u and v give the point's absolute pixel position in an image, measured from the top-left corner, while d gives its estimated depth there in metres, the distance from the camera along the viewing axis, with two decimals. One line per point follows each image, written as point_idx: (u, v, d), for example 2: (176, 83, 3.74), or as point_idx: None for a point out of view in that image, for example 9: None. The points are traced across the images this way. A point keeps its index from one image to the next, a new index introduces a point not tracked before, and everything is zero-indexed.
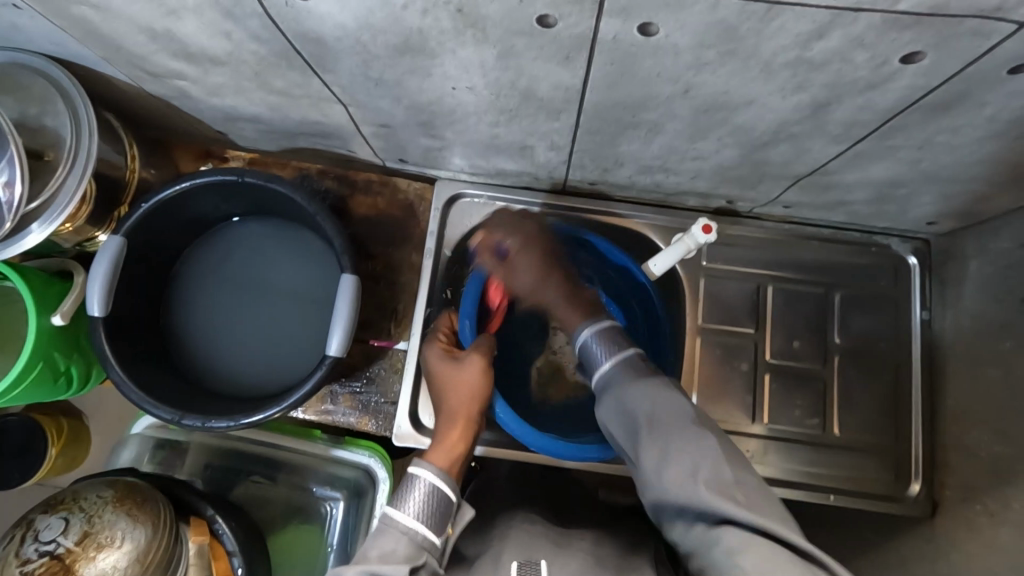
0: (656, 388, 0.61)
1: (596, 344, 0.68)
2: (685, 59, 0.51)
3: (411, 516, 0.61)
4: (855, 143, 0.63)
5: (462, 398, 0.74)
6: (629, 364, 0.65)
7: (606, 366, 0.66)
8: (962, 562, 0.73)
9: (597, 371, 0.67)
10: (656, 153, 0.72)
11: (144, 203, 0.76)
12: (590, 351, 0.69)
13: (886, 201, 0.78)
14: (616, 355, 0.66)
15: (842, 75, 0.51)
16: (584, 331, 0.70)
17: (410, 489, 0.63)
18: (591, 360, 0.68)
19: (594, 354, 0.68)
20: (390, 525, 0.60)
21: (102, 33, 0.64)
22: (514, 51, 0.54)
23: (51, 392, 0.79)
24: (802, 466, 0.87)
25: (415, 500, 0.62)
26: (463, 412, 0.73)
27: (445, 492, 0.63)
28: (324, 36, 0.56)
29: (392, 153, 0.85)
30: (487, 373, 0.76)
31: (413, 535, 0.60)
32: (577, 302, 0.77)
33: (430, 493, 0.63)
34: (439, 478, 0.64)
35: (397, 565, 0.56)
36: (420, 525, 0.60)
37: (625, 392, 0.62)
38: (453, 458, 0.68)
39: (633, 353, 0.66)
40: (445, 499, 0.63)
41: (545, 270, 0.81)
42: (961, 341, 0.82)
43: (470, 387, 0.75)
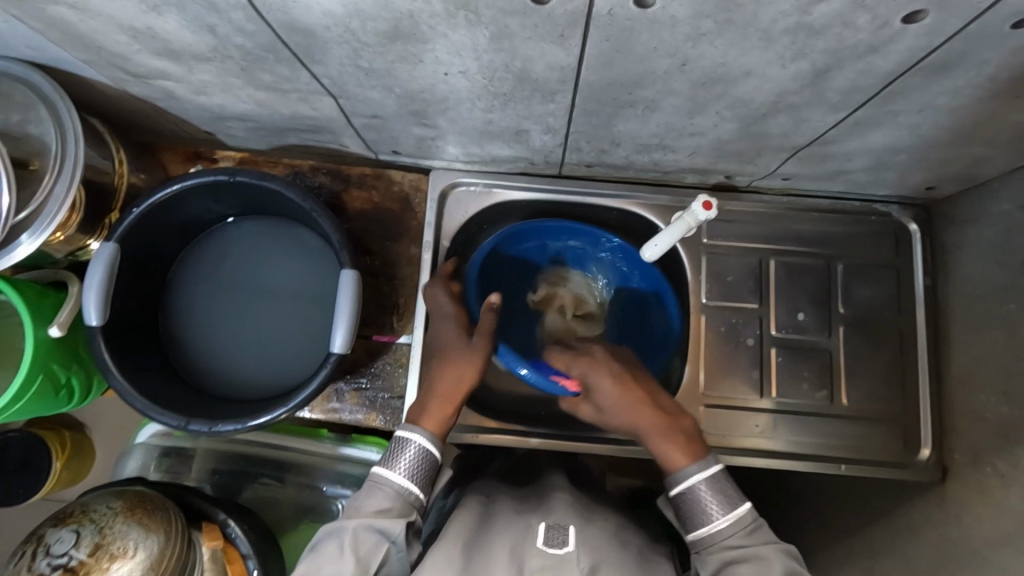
0: (775, 560, 0.59)
1: (707, 496, 0.63)
2: (682, 31, 0.50)
3: (402, 476, 0.65)
4: (853, 110, 0.62)
5: (453, 368, 0.72)
6: (744, 528, 0.62)
7: (714, 522, 0.62)
8: (972, 527, 0.73)
9: (704, 523, 0.63)
10: (653, 132, 0.71)
11: (135, 207, 0.74)
12: (693, 499, 0.64)
13: (886, 168, 0.78)
14: (731, 513, 0.62)
15: (843, 39, 0.50)
16: (687, 477, 0.64)
17: (402, 449, 0.66)
18: (696, 511, 0.63)
19: (700, 509, 0.63)
20: (382, 483, 0.65)
21: (81, 34, 0.62)
22: (508, 31, 0.52)
23: (52, 405, 0.78)
24: (809, 437, 0.87)
25: (405, 461, 0.66)
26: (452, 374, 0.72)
27: (433, 454, 0.67)
28: (311, 25, 0.54)
29: (384, 144, 0.84)
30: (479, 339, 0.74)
31: (403, 491, 0.64)
32: (677, 431, 0.67)
33: (419, 453, 0.67)
34: (424, 440, 0.67)
35: (393, 520, 0.62)
36: (409, 483, 0.65)
37: (738, 559, 0.60)
38: (439, 422, 0.70)
39: (742, 511, 0.62)
40: (431, 459, 0.67)
41: (630, 384, 0.70)
42: (964, 306, 0.82)
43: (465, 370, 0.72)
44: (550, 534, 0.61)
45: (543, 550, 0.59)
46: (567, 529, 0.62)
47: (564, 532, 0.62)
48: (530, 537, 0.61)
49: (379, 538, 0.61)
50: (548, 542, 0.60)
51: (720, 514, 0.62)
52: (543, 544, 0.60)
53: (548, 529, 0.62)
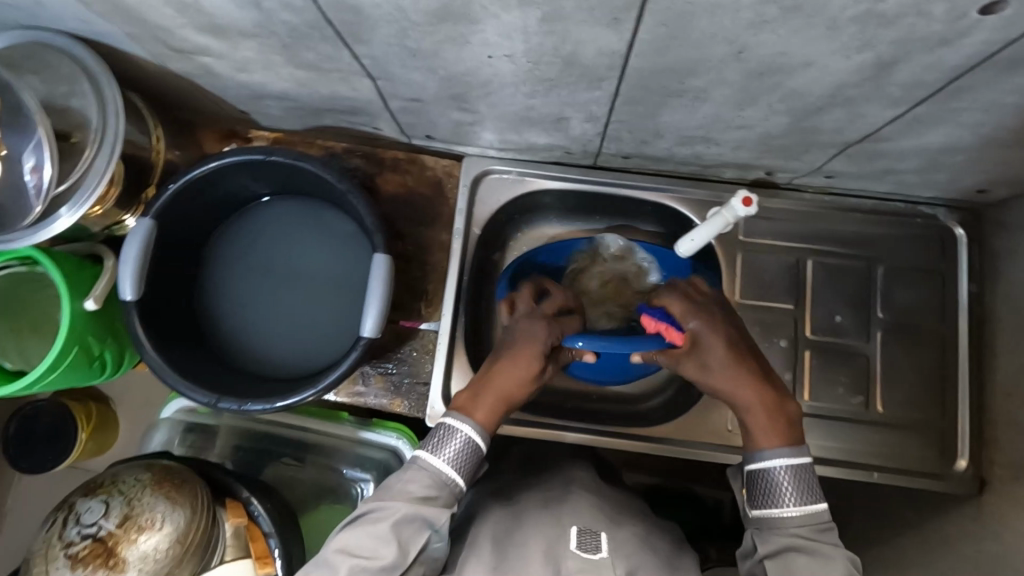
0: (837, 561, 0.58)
1: (785, 480, 0.62)
2: (745, 17, 0.48)
3: (446, 463, 0.65)
4: (913, 106, 0.59)
5: (514, 363, 0.69)
6: (813, 522, 0.61)
7: (787, 509, 0.61)
8: (1011, 543, 0.71)
9: (774, 507, 0.62)
10: (699, 124, 0.69)
11: (172, 185, 0.75)
12: (770, 481, 0.62)
13: (938, 168, 0.75)
14: (805, 505, 0.61)
15: (914, 30, 0.47)
16: (770, 458, 0.63)
17: (449, 437, 0.66)
18: (769, 494, 0.62)
19: (776, 491, 0.62)
20: (420, 467, 0.64)
21: (126, 7, 0.61)
22: (561, 13, 0.51)
23: (85, 377, 0.79)
24: (843, 443, 0.85)
25: (451, 446, 0.65)
26: (511, 371, 0.69)
27: (478, 446, 0.66)
28: (360, 2, 0.53)
29: (420, 129, 0.83)
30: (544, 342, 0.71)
31: (444, 479, 0.64)
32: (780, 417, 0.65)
33: (466, 446, 0.66)
34: (473, 432, 0.66)
35: (437, 511, 0.62)
36: (448, 469, 0.64)
37: (800, 549, 0.59)
38: (490, 418, 0.68)
39: (818, 509, 0.61)
40: (477, 452, 0.66)
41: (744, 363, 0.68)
42: (1012, 316, 0.79)
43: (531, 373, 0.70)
44: (583, 538, 0.61)
45: (577, 554, 0.59)
46: (601, 535, 0.62)
47: (597, 537, 0.62)
48: (563, 540, 0.61)
49: (423, 525, 0.61)
50: (581, 547, 0.60)
51: (793, 504, 0.61)
52: (576, 548, 0.60)
53: (580, 535, 0.62)
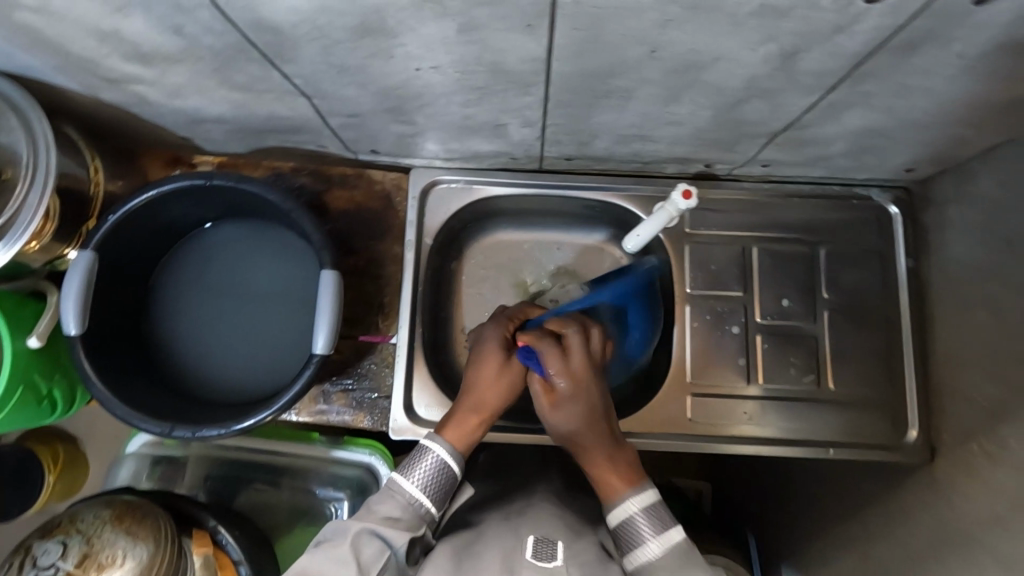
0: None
1: (642, 524, 0.64)
2: (650, 17, 0.50)
3: (415, 486, 0.66)
4: (827, 93, 0.62)
5: (490, 385, 0.74)
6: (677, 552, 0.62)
7: (647, 546, 0.63)
8: (960, 507, 0.73)
9: (638, 550, 0.63)
10: (630, 122, 0.71)
11: (112, 215, 0.74)
12: (627, 527, 0.64)
13: (864, 151, 0.78)
14: (662, 540, 0.63)
15: (810, 21, 0.50)
16: (623, 506, 0.65)
17: (421, 458, 0.68)
18: (631, 539, 0.64)
19: (633, 533, 0.64)
20: (394, 491, 0.66)
21: (48, 40, 0.61)
22: (476, 23, 0.52)
23: (35, 416, 0.77)
24: (799, 423, 0.87)
25: (421, 469, 0.67)
26: (487, 394, 0.74)
27: (451, 470, 0.68)
28: (278, 23, 0.54)
29: (363, 143, 0.84)
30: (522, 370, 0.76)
31: (414, 502, 0.66)
32: (618, 464, 0.68)
33: (439, 468, 0.68)
34: (447, 455, 0.69)
35: (397, 533, 0.62)
36: (421, 496, 0.66)
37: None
38: (464, 442, 0.71)
39: (674, 539, 0.63)
40: (450, 475, 0.68)
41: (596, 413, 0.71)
42: (947, 288, 0.82)
43: (510, 382, 0.75)
44: (539, 547, 0.61)
45: (532, 563, 0.59)
46: (556, 543, 0.62)
47: (553, 546, 0.62)
48: (519, 548, 0.61)
49: (383, 545, 0.61)
50: (536, 556, 0.60)
51: (653, 538, 0.63)
52: (531, 557, 0.60)
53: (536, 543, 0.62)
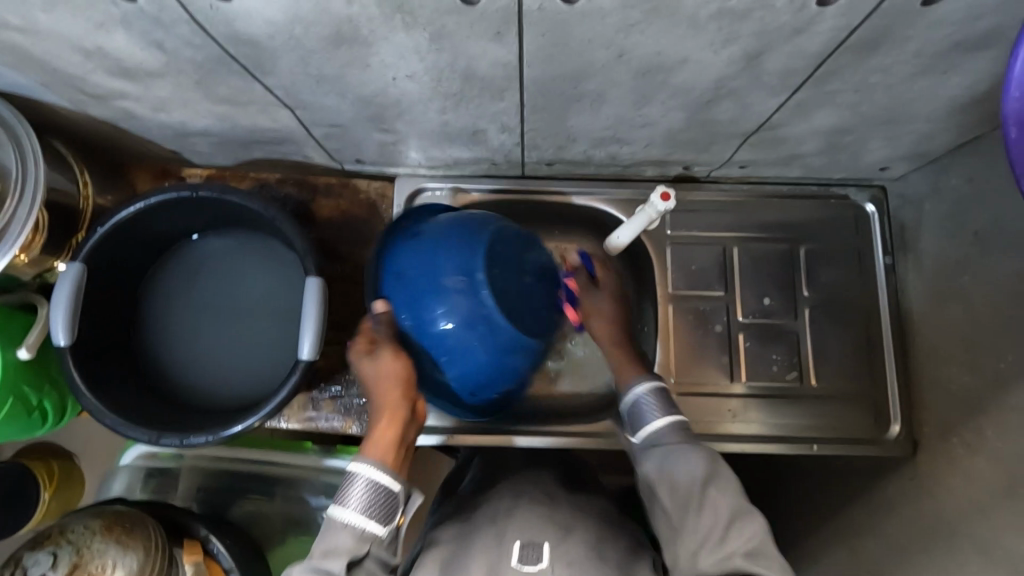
0: (700, 454, 0.66)
1: (647, 404, 0.70)
2: (613, 22, 0.52)
3: (355, 511, 0.62)
4: (793, 92, 0.64)
5: (386, 390, 0.69)
6: (680, 427, 0.68)
7: (653, 423, 0.69)
8: (944, 494, 0.74)
9: (644, 429, 0.69)
10: (605, 125, 0.73)
11: (100, 226, 0.75)
12: (637, 409, 0.71)
13: (837, 149, 0.80)
14: (665, 417, 0.69)
15: (767, 22, 0.52)
16: (634, 389, 0.72)
17: (350, 483, 0.63)
18: (637, 419, 0.70)
19: (642, 414, 0.70)
20: (334, 522, 0.62)
21: (36, 58, 0.63)
22: (446, 31, 0.54)
23: (27, 428, 0.78)
24: (785, 420, 0.88)
25: (357, 494, 0.62)
26: (385, 401, 0.68)
27: (386, 484, 0.63)
28: (256, 36, 0.56)
29: (348, 153, 0.85)
30: (403, 360, 0.70)
31: (359, 526, 0.61)
32: (631, 358, 0.77)
33: (372, 486, 0.63)
34: (375, 472, 0.63)
35: (337, 560, 0.59)
36: (361, 518, 0.62)
37: (675, 454, 0.66)
38: (386, 448, 0.65)
39: (678, 418, 0.69)
40: (388, 491, 0.63)
41: (621, 306, 0.83)
42: (923, 281, 0.83)
43: (391, 369, 0.69)
44: (524, 554, 0.62)
45: (517, 570, 0.61)
46: (543, 546, 0.63)
47: (539, 549, 0.63)
48: (504, 558, 0.62)
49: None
50: (521, 561, 0.61)
51: (659, 413, 0.69)
52: (517, 564, 0.61)
53: (523, 547, 0.63)
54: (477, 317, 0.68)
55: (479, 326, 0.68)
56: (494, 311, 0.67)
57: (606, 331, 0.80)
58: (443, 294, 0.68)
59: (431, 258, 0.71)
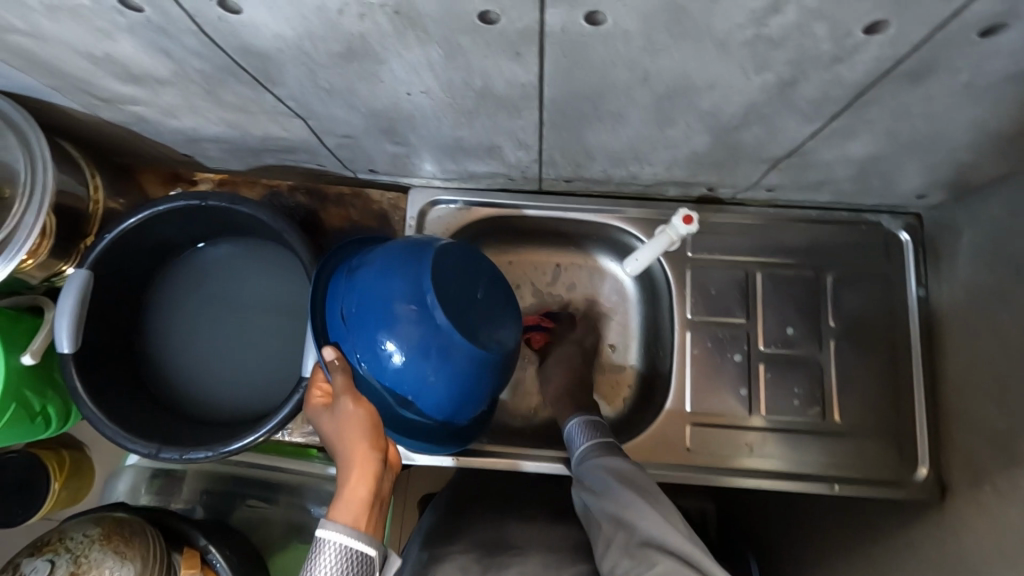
0: (610, 458, 0.71)
1: (577, 433, 0.77)
2: (638, 45, 0.49)
3: None
4: (828, 119, 0.60)
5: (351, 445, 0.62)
6: (600, 444, 0.74)
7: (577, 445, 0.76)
8: (973, 546, 0.70)
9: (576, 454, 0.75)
10: (626, 146, 0.70)
11: (107, 233, 0.74)
12: (576, 445, 0.77)
13: (871, 176, 0.75)
14: (591, 439, 0.75)
15: (805, 49, 0.48)
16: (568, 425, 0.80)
17: (318, 556, 0.56)
18: (573, 448, 0.77)
19: (574, 443, 0.77)
20: None
21: (45, 63, 0.62)
22: (461, 49, 0.51)
23: (29, 432, 0.77)
24: (803, 455, 0.84)
25: (324, 565, 0.56)
26: (351, 457, 0.62)
27: (359, 550, 0.57)
28: (265, 48, 0.54)
29: (360, 163, 0.83)
30: (365, 408, 0.64)
31: None
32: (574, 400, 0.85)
33: (343, 556, 0.56)
34: (346, 539, 0.56)
35: None
36: None
37: (592, 463, 0.71)
38: (357, 508, 0.58)
39: (602, 438, 0.75)
40: (362, 556, 0.57)
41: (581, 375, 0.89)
42: (957, 318, 0.79)
43: (353, 421, 0.63)
44: None
45: None
46: None
47: None
48: None
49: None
50: None
51: (584, 441, 0.76)
52: None
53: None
54: (431, 342, 0.64)
55: (434, 352, 0.64)
56: (449, 335, 0.63)
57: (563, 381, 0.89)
58: (393, 322, 0.64)
59: (375, 289, 0.66)
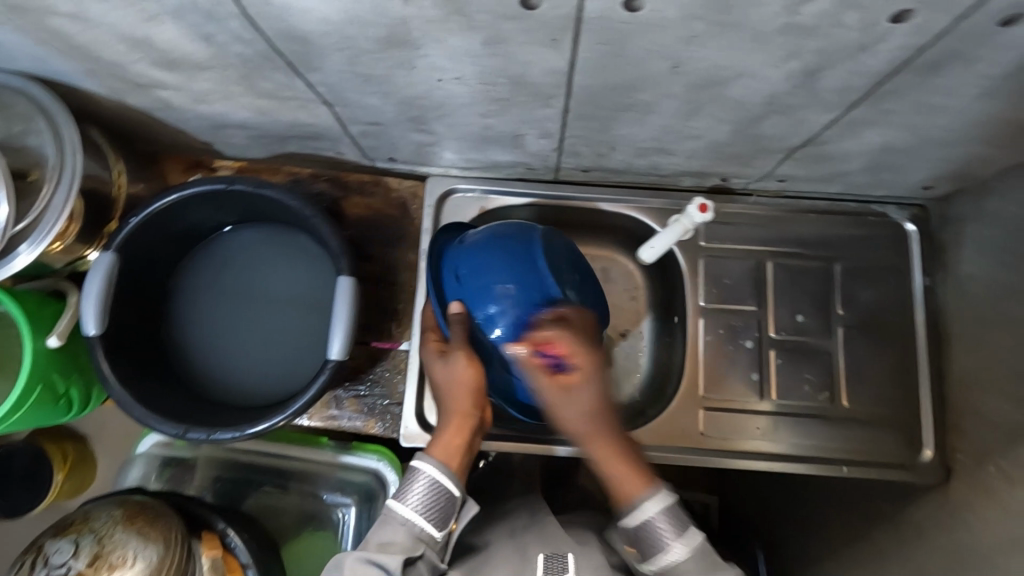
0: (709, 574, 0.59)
1: (660, 528, 0.60)
2: (674, 33, 0.51)
3: (410, 508, 0.61)
4: (848, 109, 0.62)
5: (461, 394, 0.70)
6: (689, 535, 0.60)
7: (666, 553, 0.59)
8: (977, 527, 0.72)
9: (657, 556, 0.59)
10: (649, 136, 0.72)
11: (134, 217, 0.75)
12: (647, 532, 0.60)
13: (883, 167, 0.78)
14: (681, 542, 0.59)
15: (834, 38, 0.50)
16: (640, 509, 0.61)
17: (413, 480, 0.62)
18: (649, 544, 0.60)
19: (653, 537, 0.60)
20: (390, 516, 0.61)
21: (81, 46, 0.63)
22: (500, 36, 0.53)
23: (52, 415, 0.78)
24: (812, 440, 0.86)
25: (416, 489, 0.62)
26: (457, 406, 0.70)
27: (448, 487, 0.63)
28: (306, 33, 0.55)
29: (383, 151, 0.84)
30: (476, 366, 0.71)
31: (412, 524, 0.60)
32: (631, 459, 0.64)
33: (432, 486, 0.62)
34: (439, 474, 0.63)
35: (394, 556, 0.57)
36: (418, 517, 0.61)
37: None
38: (455, 451, 0.66)
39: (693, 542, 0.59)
40: (448, 493, 0.63)
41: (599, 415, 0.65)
42: (963, 306, 0.82)
43: (462, 375, 0.71)
44: (548, 564, 0.60)
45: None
46: (566, 556, 0.61)
47: (564, 559, 0.61)
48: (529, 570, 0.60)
49: (379, 570, 0.56)
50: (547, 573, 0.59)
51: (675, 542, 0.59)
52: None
53: (547, 560, 0.61)
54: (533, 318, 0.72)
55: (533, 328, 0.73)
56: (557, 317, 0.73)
57: (587, 433, 0.65)
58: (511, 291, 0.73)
59: (491, 258, 0.74)
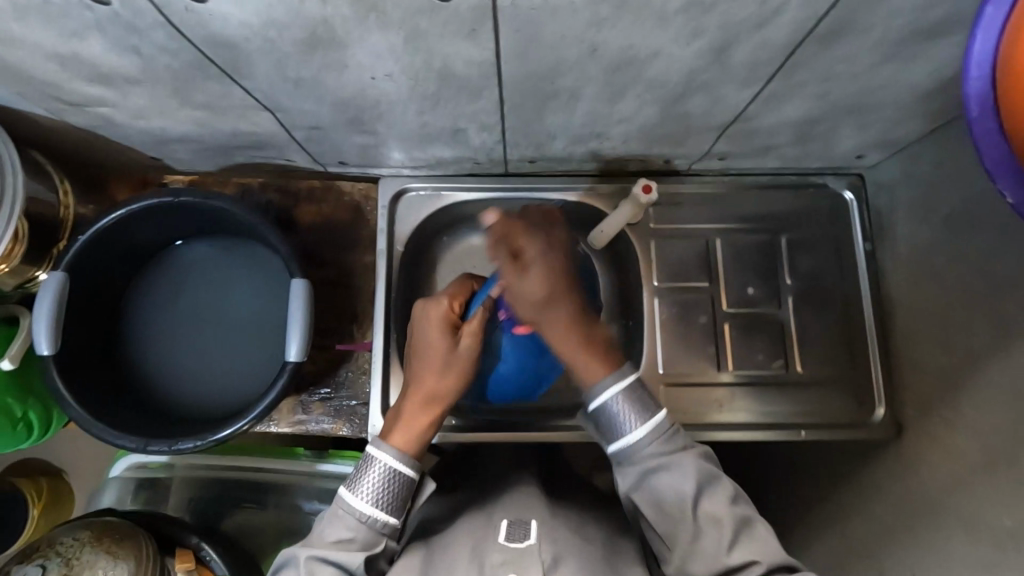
0: (691, 470, 0.64)
1: (618, 409, 0.66)
2: (584, 17, 0.53)
3: (366, 502, 0.64)
4: (764, 83, 0.65)
5: (442, 382, 0.70)
6: (657, 433, 0.65)
7: (630, 435, 0.65)
8: (927, 477, 0.75)
9: (619, 439, 0.66)
10: (583, 123, 0.74)
11: (81, 235, 0.75)
12: (607, 411, 0.66)
13: (812, 139, 0.81)
14: (643, 425, 0.65)
15: (735, 14, 0.53)
16: (603, 391, 0.67)
17: (368, 472, 0.65)
18: (613, 428, 0.66)
19: (618, 422, 0.66)
20: (347, 509, 0.64)
21: (9, 67, 0.63)
22: (420, 31, 0.55)
23: (7, 439, 0.78)
24: (771, 408, 0.89)
25: (369, 482, 0.65)
26: (435, 392, 0.70)
27: (403, 473, 0.65)
28: (230, 38, 0.56)
29: (330, 156, 0.85)
30: (465, 371, 0.71)
31: (367, 517, 0.63)
32: (589, 347, 0.70)
33: (387, 477, 0.65)
34: (394, 462, 0.65)
35: (352, 554, 0.62)
36: (373, 510, 0.64)
37: (659, 470, 0.64)
38: (413, 442, 0.68)
39: (658, 420, 0.66)
40: (404, 480, 0.65)
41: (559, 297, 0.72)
42: (899, 268, 0.85)
43: (453, 370, 0.70)
44: (511, 531, 0.62)
45: (503, 545, 0.60)
46: (530, 523, 0.63)
47: (526, 526, 0.63)
48: (492, 534, 0.62)
49: (337, 570, 0.61)
50: (509, 537, 0.61)
51: (635, 419, 0.66)
52: (504, 539, 0.61)
53: (510, 526, 0.64)
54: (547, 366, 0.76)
55: (524, 329, 0.73)
56: None
57: (553, 318, 0.71)
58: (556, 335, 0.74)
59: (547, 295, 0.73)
